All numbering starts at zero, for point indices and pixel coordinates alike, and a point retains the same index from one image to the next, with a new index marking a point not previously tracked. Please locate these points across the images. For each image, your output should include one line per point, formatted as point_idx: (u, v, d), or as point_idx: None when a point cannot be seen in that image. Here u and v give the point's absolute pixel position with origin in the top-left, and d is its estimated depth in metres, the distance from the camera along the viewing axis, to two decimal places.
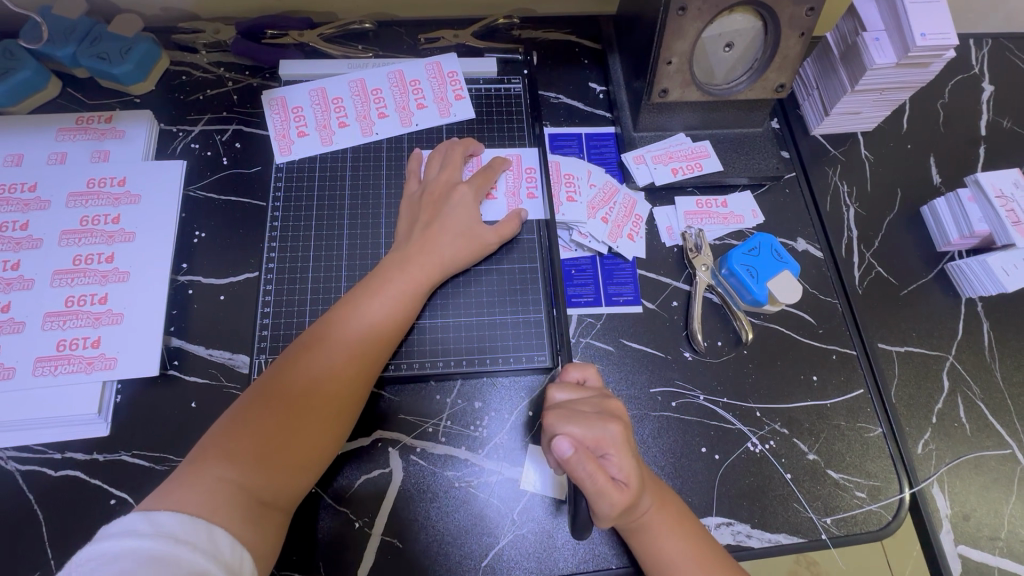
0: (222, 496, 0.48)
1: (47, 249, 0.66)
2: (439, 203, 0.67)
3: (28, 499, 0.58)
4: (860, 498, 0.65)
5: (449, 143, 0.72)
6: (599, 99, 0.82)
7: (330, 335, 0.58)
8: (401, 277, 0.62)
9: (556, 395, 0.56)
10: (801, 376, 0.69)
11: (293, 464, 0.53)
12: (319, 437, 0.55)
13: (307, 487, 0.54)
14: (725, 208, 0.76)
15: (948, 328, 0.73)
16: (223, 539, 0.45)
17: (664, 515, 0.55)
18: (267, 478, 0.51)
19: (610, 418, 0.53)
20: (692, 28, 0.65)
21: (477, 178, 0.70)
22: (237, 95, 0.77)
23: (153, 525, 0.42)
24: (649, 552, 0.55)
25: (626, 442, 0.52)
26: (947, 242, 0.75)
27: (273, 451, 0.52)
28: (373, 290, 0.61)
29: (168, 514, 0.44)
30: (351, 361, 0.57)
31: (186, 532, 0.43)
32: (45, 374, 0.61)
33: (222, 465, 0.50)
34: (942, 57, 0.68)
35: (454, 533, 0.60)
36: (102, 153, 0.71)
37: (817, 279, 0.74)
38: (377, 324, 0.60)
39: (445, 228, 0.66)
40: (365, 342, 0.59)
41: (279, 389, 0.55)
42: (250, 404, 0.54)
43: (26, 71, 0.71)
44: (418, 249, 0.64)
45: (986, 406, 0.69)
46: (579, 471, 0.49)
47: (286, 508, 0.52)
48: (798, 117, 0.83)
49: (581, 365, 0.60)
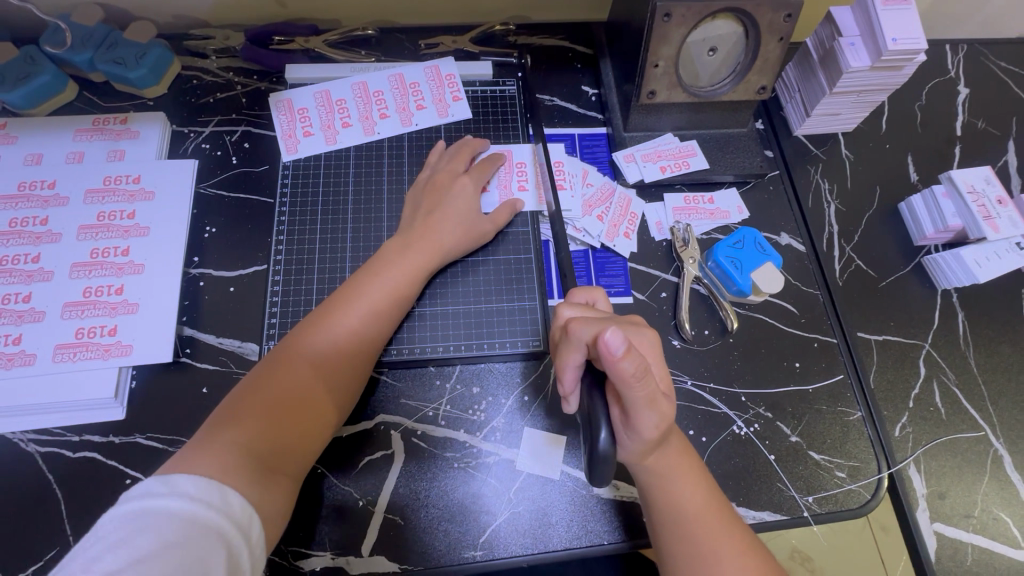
0: (235, 460, 0.50)
1: (66, 242, 0.69)
2: (440, 192, 0.71)
3: (48, 479, 0.61)
4: (840, 477, 0.68)
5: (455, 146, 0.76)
6: (591, 101, 0.85)
7: (334, 315, 0.61)
8: (402, 262, 0.66)
9: (564, 311, 0.58)
10: (784, 362, 0.73)
11: (298, 436, 0.56)
12: (323, 410, 0.58)
13: (310, 459, 0.58)
14: (711, 204, 0.80)
15: (924, 318, 0.76)
16: (236, 501, 0.47)
17: (678, 458, 0.57)
18: (275, 447, 0.54)
19: (641, 326, 0.57)
20: (677, 33, 0.69)
21: (477, 170, 0.74)
22: (246, 99, 0.81)
23: (169, 487, 0.44)
24: (664, 488, 0.55)
25: (655, 347, 0.56)
26: (923, 236, 0.79)
27: (281, 424, 0.55)
28: (374, 275, 0.65)
29: (185, 476, 0.46)
30: (351, 342, 0.61)
31: (202, 493, 0.45)
32: (64, 361, 0.64)
33: (234, 433, 0.52)
34: (914, 60, 0.72)
35: (454, 511, 0.63)
36: (117, 153, 0.74)
37: (799, 271, 0.78)
38: (377, 306, 0.63)
39: (445, 217, 0.69)
40: (366, 323, 0.62)
41: (285, 365, 0.58)
42: (259, 378, 0.57)
43: (45, 75, 0.74)
44: (418, 236, 0.68)
45: (961, 391, 0.73)
46: (629, 369, 0.46)
47: (291, 475, 0.55)
48: (781, 118, 0.87)
49: (589, 290, 0.63)
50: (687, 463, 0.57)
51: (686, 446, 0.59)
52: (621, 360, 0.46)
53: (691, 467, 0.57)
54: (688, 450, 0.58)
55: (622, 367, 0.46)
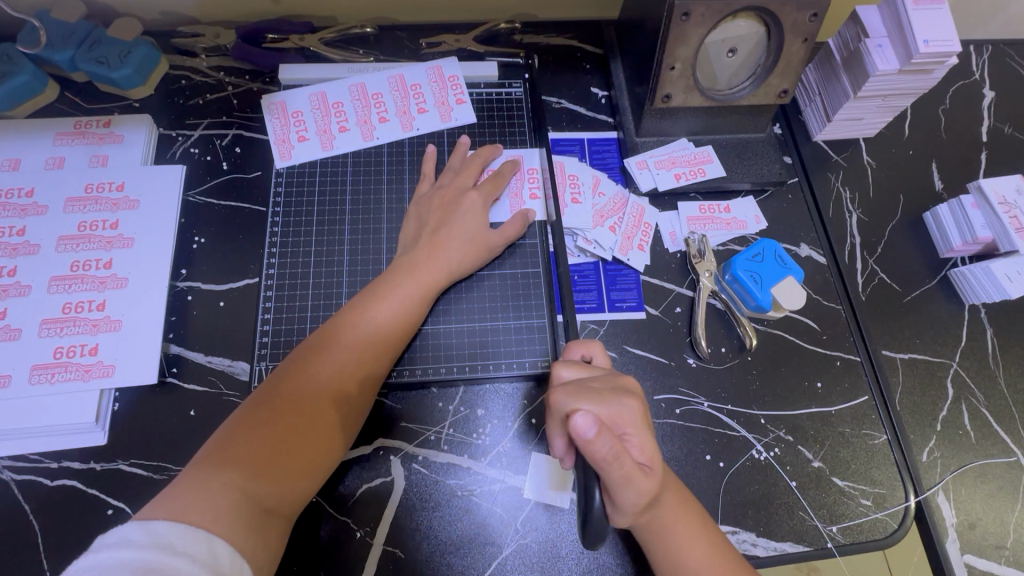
0: (225, 503, 0.46)
1: (45, 255, 0.65)
2: (449, 208, 0.67)
3: (24, 509, 0.57)
4: (865, 506, 0.64)
5: (465, 155, 0.72)
6: (601, 104, 0.81)
7: (336, 340, 0.58)
8: (410, 282, 0.62)
9: (561, 373, 0.55)
10: (806, 382, 0.69)
11: (300, 469, 0.52)
12: (325, 441, 0.54)
13: (311, 494, 0.54)
14: (728, 214, 0.76)
15: (952, 335, 0.72)
16: (223, 550, 0.44)
17: (679, 513, 0.53)
18: (272, 485, 0.50)
19: (624, 393, 0.52)
20: (695, 34, 0.65)
21: (487, 184, 0.69)
22: (237, 100, 0.77)
23: (149, 536, 0.41)
24: (660, 545, 0.53)
25: (642, 418, 0.51)
26: (950, 248, 0.75)
27: (279, 459, 0.51)
28: (381, 295, 0.61)
29: (164, 524, 0.43)
30: (357, 367, 0.57)
31: (185, 545, 0.42)
32: (42, 382, 0.60)
33: (228, 471, 0.49)
34: (945, 64, 0.68)
35: (457, 543, 0.59)
36: (100, 158, 0.70)
37: (820, 284, 0.74)
38: (384, 328, 0.59)
39: (453, 233, 0.65)
40: (373, 345, 0.58)
41: (285, 395, 0.54)
42: (256, 409, 0.53)
43: (23, 75, 0.70)
44: (425, 254, 0.64)
45: (991, 413, 0.69)
46: (601, 451, 0.45)
47: (287, 516, 0.51)
48: (800, 123, 0.83)
49: (585, 343, 0.59)
50: (686, 516, 0.53)
51: (683, 493, 0.56)
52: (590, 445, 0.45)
53: (693, 522, 0.54)
54: (686, 499, 0.55)
55: (593, 450, 0.45)
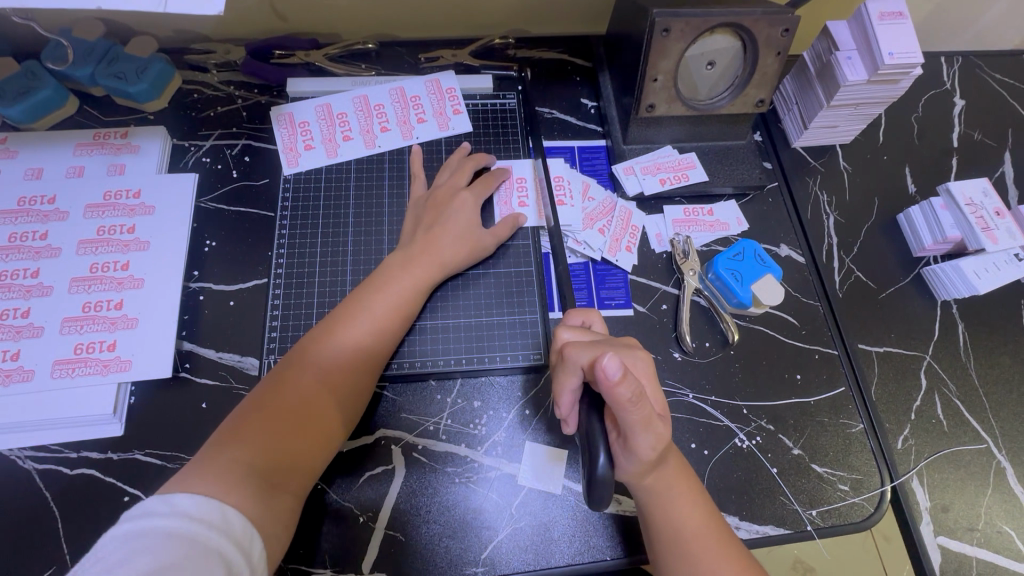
0: (236, 476, 0.50)
1: (66, 257, 0.69)
2: (441, 208, 0.71)
3: (45, 497, 0.60)
4: (843, 491, 0.67)
5: (461, 156, 0.77)
6: (590, 114, 0.86)
7: (338, 329, 0.61)
8: (405, 276, 0.66)
9: (562, 334, 0.59)
10: (786, 374, 0.72)
11: (305, 449, 0.55)
12: (327, 424, 0.57)
13: (315, 473, 0.57)
14: (711, 216, 0.80)
15: (924, 329, 0.76)
16: (236, 519, 0.47)
17: (680, 483, 0.56)
18: (278, 462, 0.53)
19: (634, 347, 0.57)
20: (676, 48, 0.69)
21: (478, 185, 0.74)
22: (246, 112, 0.81)
23: (169, 505, 0.45)
24: (664, 508, 0.55)
25: (649, 369, 0.56)
26: (921, 247, 0.79)
27: (285, 439, 0.54)
28: (378, 288, 0.65)
29: (183, 495, 0.46)
30: (356, 355, 0.61)
31: (203, 513, 0.45)
32: (62, 376, 0.63)
33: (236, 449, 0.52)
34: (910, 74, 0.72)
35: (455, 527, 0.63)
36: (117, 167, 0.75)
37: (799, 282, 0.78)
38: (379, 318, 0.63)
39: (445, 231, 0.69)
40: (370, 334, 0.62)
41: (288, 380, 0.58)
42: (263, 394, 0.57)
43: (46, 89, 0.75)
44: (419, 250, 0.68)
45: (962, 402, 0.73)
46: (624, 394, 0.47)
47: (294, 494, 0.54)
48: (779, 131, 0.87)
49: (584, 312, 0.63)
50: (687, 486, 0.57)
51: (683, 465, 0.59)
52: (617, 386, 0.47)
53: (692, 494, 0.56)
54: (687, 473, 0.58)
55: (618, 393, 0.47)
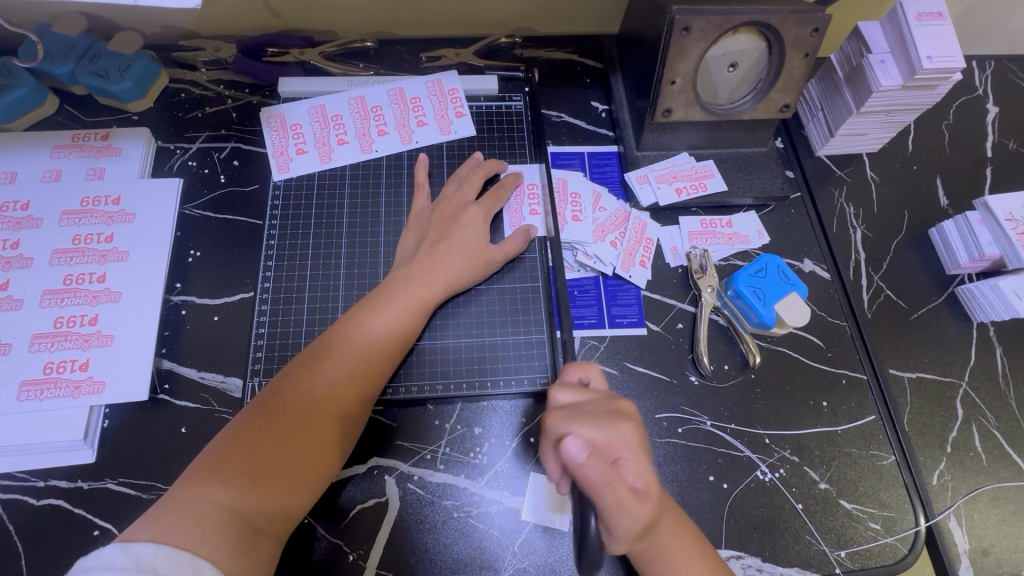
0: (212, 525, 0.45)
1: (38, 268, 0.64)
2: (449, 221, 0.67)
3: (8, 530, 0.56)
4: (874, 530, 0.62)
5: (472, 164, 0.71)
6: (601, 118, 0.81)
7: (334, 351, 0.57)
8: (406, 294, 0.61)
9: (557, 397, 0.53)
10: (811, 402, 0.67)
11: (291, 487, 0.51)
12: (317, 459, 0.52)
13: (302, 512, 0.52)
14: (730, 228, 0.75)
15: (959, 353, 0.71)
16: (207, 572, 0.43)
17: (682, 545, 0.52)
18: (262, 504, 0.48)
19: (621, 418, 0.50)
20: (696, 48, 0.64)
21: (488, 199, 0.69)
22: (236, 113, 0.76)
23: (130, 558, 0.41)
24: (659, 573, 0.52)
25: (638, 444, 0.49)
26: (956, 265, 0.74)
27: (269, 476, 0.50)
28: (377, 307, 0.60)
29: (143, 546, 0.42)
30: (352, 382, 0.56)
31: (166, 567, 0.41)
32: (30, 399, 0.59)
33: (215, 488, 0.47)
34: (949, 79, 0.67)
35: (453, 566, 0.58)
36: (97, 171, 0.70)
37: (825, 301, 0.73)
38: (379, 341, 0.58)
39: (452, 247, 0.64)
40: (369, 359, 0.57)
41: (277, 406, 0.53)
42: (247, 424, 0.52)
43: (23, 88, 0.70)
44: (423, 266, 0.63)
45: (1002, 434, 0.67)
46: (593, 475, 0.44)
47: (279, 536, 0.50)
48: (802, 138, 0.82)
49: (582, 366, 0.57)
50: (686, 545, 0.52)
51: (686, 520, 0.54)
52: (582, 469, 0.44)
53: (694, 553, 0.52)
54: (690, 530, 0.53)
55: (586, 474, 0.44)
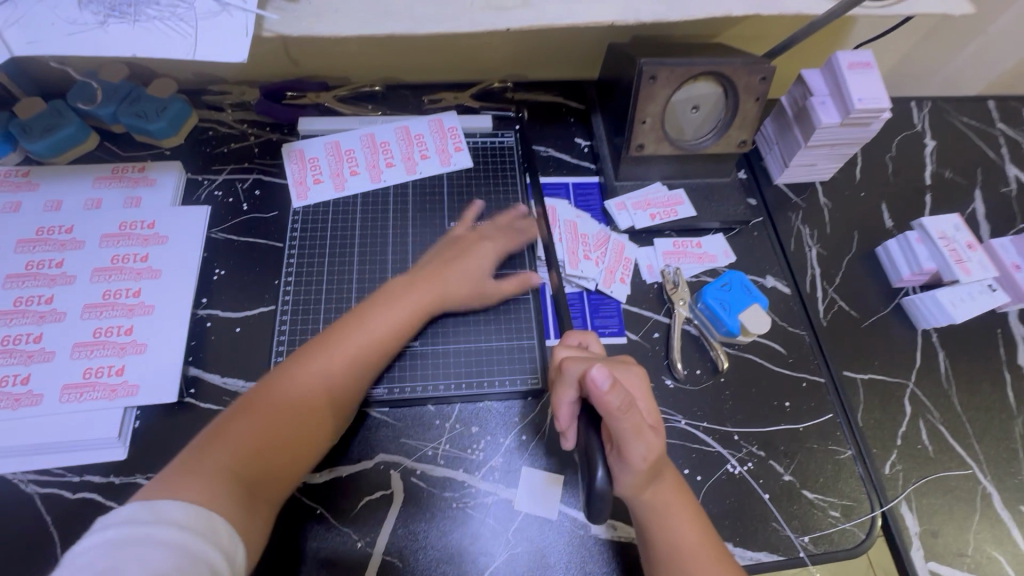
0: (221, 486, 0.51)
1: (80, 285, 0.71)
2: (467, 245, 0.75)
3: (46, 522, 0.61)
4: (834, 516, 0.68)
5: (513, 214, 0.81)
6: (584, 152, 0.91)
7: (339, 341, 0.63)
8: (409, 299, 0.68)
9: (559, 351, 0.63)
10: (775, 402, 0.75)
11: (287, 457, 0.57)
12: (312, 434, 0.59)
13: (293, 480, 0.58)
14: (699, 248, 0.84)
15: (906, 358, 0.79)
16: (222, 527, 0.48)
17: (676, 496, 0.58)
18: (262, 469, 0.55)
19: (627, 364, 0.62)
20: (662, 93, 0.75)
21: (509, 243, 0.78)
22: (259, 149, 0.86)
23: (154, 514, 0.45)
24: (660, 522, 0.56)
25: (642, 382, 0.60)
26: (900, 278, 0.83)
27: (271, 445, 0.56)
28: (381, 308, 0.67)
29: (177, 504, 0.47)
30: (352, 369, 0.62)
31: (187, 520, 0.46)
32: (70, 401, 0.65)
33: (224, 451, 0.53)
34: (880, 117, 0.78)
35: (452, 552, 0.63)
36: (134, 199, 0.78)
37: (785, 311, 0.81)
38: (380, 335, 0.65)
39: (458, 267, 0.72)
40: (369, 352, 0.64)
41: (284, 385, 0.59)
42: (255, 398, 0.58)
43: (70, 127, 0.79)
44: (425, 276, 0.71)
45: (947, 429, 0.75)
46: (615, 403, 0.51)
47: (274, 500, 0.56)
48: (762, 169, 0.92)
49: (581, 333, 0.67)
50: (679, 499, 0.58)
51: (680, 482, 0.60)
52: (607, 394, 0.51)
53: (686, 506, 0.58)
54: (682, 488, 0.59)
55: (609, 400, 0.51)
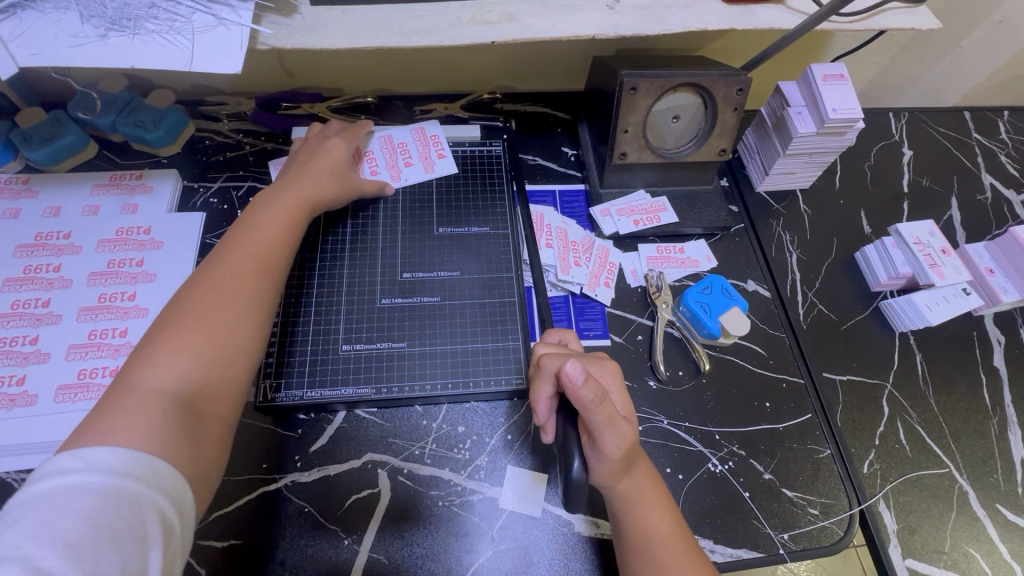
0: (157, 413, 0.48)
1: (76, 288, 0.73)
2: (315, 149, 0.78)
3: None
4: (813, 514, 0.70)
5: (342, 123, 0.85)
6: (570, 161, 0.94)
7: (227, 250, 0.62)
8: (287, 197, 0.70)
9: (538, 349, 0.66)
10: (755, 402, 0.76)
11: (212, 362, 0.54)
12: (235, 333, 0.56)
13: (234, 393, 0.55)
14: (682, 254, 0.87)
15: (884, 359, 0.81)
16: (165, 469, 0.45)
17: (652, 488, 0.59)
18: (191, 388, 0.51)
19: (602, 359, 0.63)
20: (643, 103, 0.78)
21: (347, 133, 0.82)
22: (253, 157, 0.89)
23: (86, 462, 0.42)
24: (635, 513, 0.58)
25: (616, 375, 0.62)
26: (877, 282, 0.85)
27: (192, 361, 0.52)
28: (259, 215, 0.67)
29: (146, 457, 0.44)
30: (247, 256, 0.61)
31: (124, 465, 0.43)
32: (65, 401, 0.66)
33: (144, 383, 0.50)
34: (854, 127, 0.80)
35: (437, 550, 0.64)
36: (131, 206, 0.80)
37: (766, 314, 0.83)
38: (269, 228, 0.65)
39: (318, 166, 0.75)
40: (263, 250, 0.63)
41: (184, 305, 0.56)
42: (157, 331, 0.54)
43: (71, 136, 0.81)
44: (295, 180, 0.73)
45: (924, 429, 0.76)
46: (588, 395, 0.53)
47: (215, 422, 0.53)
48: (744, 177, 0.95)
49: (561, 331, 0.69)
50: (654, 490, 0.59)
51: (655, 475, 0.62)
52: (580, 388, 0.53)
53: (660, 498, 0.59)
54: (657, 479, 0.61)
55: (582, 394, 0.53)
